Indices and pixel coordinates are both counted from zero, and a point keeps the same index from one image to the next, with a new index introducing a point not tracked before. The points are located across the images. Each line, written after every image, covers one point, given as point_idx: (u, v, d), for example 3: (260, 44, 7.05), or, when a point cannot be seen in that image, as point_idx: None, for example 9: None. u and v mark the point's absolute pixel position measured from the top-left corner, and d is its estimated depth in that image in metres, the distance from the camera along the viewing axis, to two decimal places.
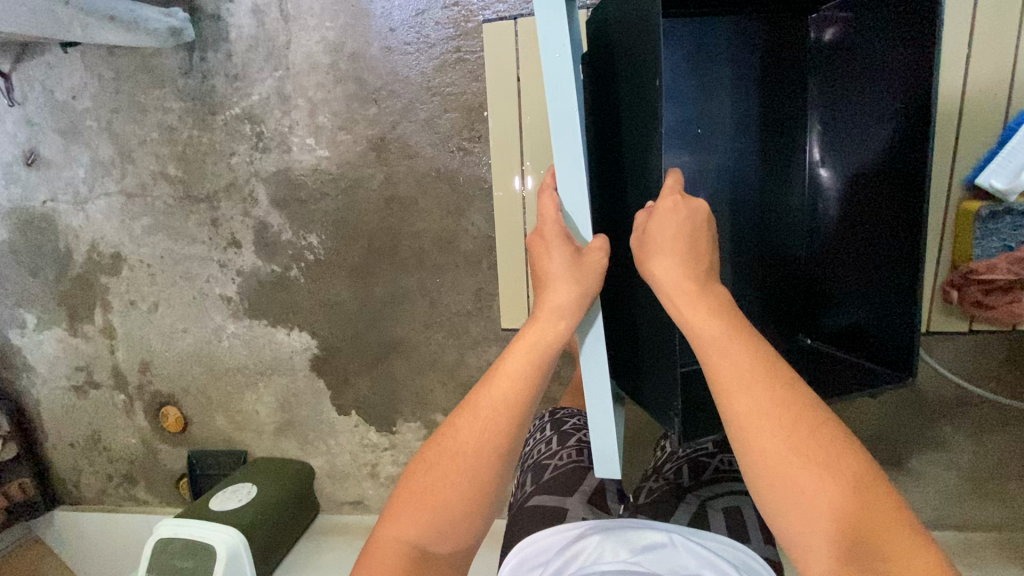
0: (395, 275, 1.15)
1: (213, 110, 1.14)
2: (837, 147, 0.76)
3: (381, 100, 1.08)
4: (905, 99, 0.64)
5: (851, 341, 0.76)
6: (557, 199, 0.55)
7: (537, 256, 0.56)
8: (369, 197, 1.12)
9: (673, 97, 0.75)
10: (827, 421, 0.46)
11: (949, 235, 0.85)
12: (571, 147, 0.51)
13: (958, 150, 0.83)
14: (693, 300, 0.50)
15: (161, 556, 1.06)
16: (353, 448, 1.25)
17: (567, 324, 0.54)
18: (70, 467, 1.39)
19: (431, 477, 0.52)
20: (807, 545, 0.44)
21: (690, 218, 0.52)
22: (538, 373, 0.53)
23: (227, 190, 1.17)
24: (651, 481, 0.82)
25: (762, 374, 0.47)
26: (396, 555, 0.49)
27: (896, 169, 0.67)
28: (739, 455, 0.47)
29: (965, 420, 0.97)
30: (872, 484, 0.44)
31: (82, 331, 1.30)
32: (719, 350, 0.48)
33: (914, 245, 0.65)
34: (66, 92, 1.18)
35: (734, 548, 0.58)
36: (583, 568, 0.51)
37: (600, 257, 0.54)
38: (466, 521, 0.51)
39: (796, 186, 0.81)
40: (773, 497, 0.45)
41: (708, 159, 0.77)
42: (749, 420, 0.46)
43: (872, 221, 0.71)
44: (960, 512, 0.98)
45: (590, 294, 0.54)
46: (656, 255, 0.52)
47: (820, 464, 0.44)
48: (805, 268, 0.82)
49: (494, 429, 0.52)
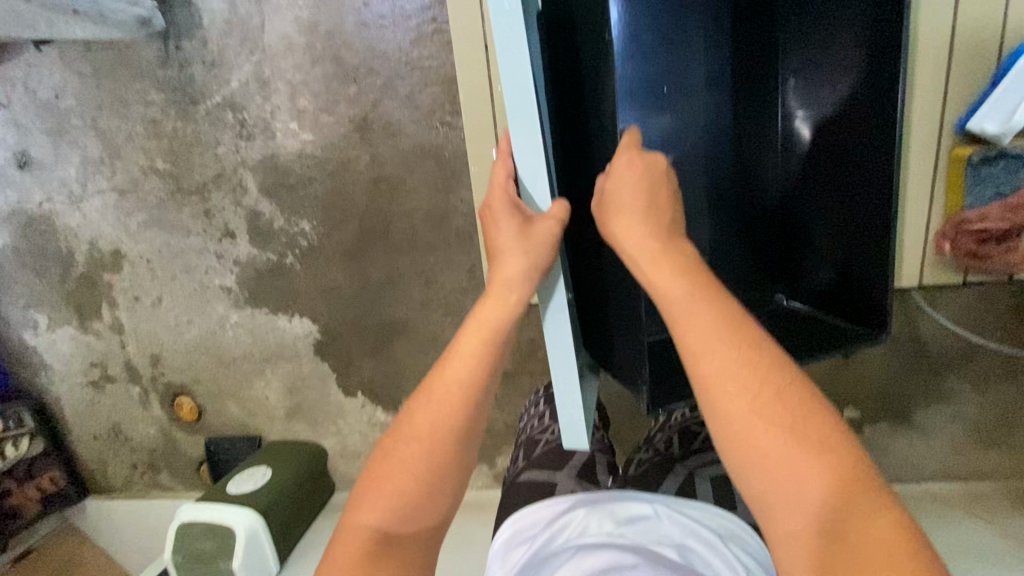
0: (388, 257, 1.15)
1: (194, 100, 1.12)
2: (808, 97, 0.74)
3: (360, 79, 1.05)
4: (877, 47, 0.64)
5: (829, 297, 0.77)
6: (510, 167, 0.55)
7: (487, 229, 0.56)
8: (356, 178, 1.11)
9: (634, 50, 0.70)
10: (795, 381, 0.45)
11: (941, 184, 0.82)
12: (526, 111, 0.49)
13: (947, 95, 0.79)
14: (656, 261, 0.49)
15: (185, 538, 1.11)
16: (362, 427, 1.28)
17: (518, 297, 0.54)
18: (96, 458, 1.44)
19: (388, 464, 0.53)
20: (773, 511, 0.43)
21: (647, 172, 0.51)
22: (490, 349, 0.54)
23: (217, 181, 1.17)
24: (641, 451, 0.82)
25: (729, 334, 0.46)
26: (360, 541, 0.51)
27: (870, 119, 0.67)
28: (706, 420, 0.47)
29: (971, 372, 0.95)
30: (838, 447, 0.43)
31: (93, 328, 1.33)
32: (687, 309, 0.47)
33: (886, 195, 0.66)
34: (48, 91, 1.18)
35: (720, 516, 0.60)
36: (568, 541, 0.54)
37: (551, 226, 0.52)
38: (429, 501, 0.52)
39: (771, 140, 0.78)
40: (739, 463, 0.44)
41: (681, 116, 0.74)
42: (717, 382, 0.45)
43: (845, 174, 0.71)
44: (965, 463, 0.98)
45: (541, 264, 0.53)
46: (617, 216, 0.51)
47: (785, 427, 0.44)
48: (780, 224, 0.81)
49: (449, 412, 0.53)
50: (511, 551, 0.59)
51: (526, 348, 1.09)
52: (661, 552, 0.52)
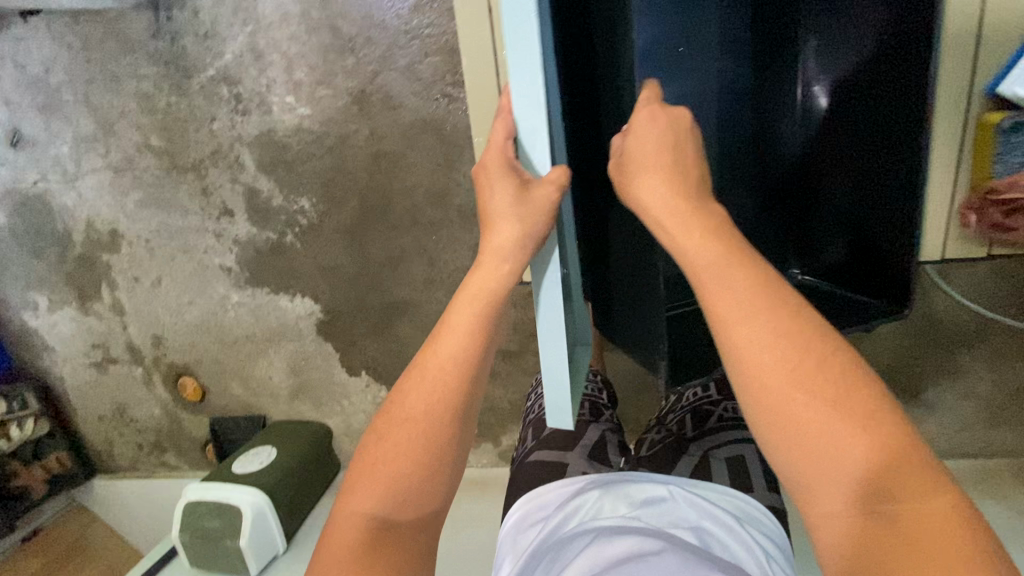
0: (390, 235, 1.12)
1: (187, 73, 1.09)
2: (830, 60, 0.71)
3: (358, 49, 1.01)
4: (905, 9, 0.61)
5: (845, 272, 0.76)
6: (510, 124, 0.51)
7: (481, 191, 0.54)
8: (355, 154, 1.08)
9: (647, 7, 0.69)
10: (837, 351, 0.44)
11: (970, 149, 0.80)
12: (531, 68, 0.46)
13: (977, 56, 0.76)
14: (686, 223, 0.47)
15: (192, 516, 1.11)
16: (366, 407, 1.27)
17: (511, 266, 0.53)
18: (101, 439, 1.44)
19: (383, 447, 0.52)
20: (810, 486, 0.42)
21: (671, 129, 0.50)
22: (484, 322, 0.53)
23: (213, 158, 1.14)
24: (654, 432, 0.83)
25: (765, 303, 0.45)
26: (356, 528, 0.50)
27: (897, 85, 0.64)
28: (738, 392, 0.46)
29: (986, 348, 0.93)
30: (885, 419, 0.42)
31: (93, 309, 1.32)
32: (719, 278, 0.46)
33: (913, 167, 0.63)
34: (37, 66, 1.14)
35: (734, 497, 0.62)
36: (583, 525, 0.56)
37: (549, 193, 0.50)
38: (425, 486, 0.51)
39: (789, 110, 0.76)
40: (774, 437, 0.44)
41: (695, 79, 0.72)
42: (750, 353, 0.44)
43: (868, 143, 0.69)
44: (976, 441, 0.97)
45: (537, 233, 0.51)
46: (639, 175, 0.49)
47: (827, 399, 0.42)
48: (796, 194, 0.80)
49: (443, 392, 0.52)
50: (522, 532, 0.62)
51: (531, 327, 1.08)
52: (679, 534, 0.54)
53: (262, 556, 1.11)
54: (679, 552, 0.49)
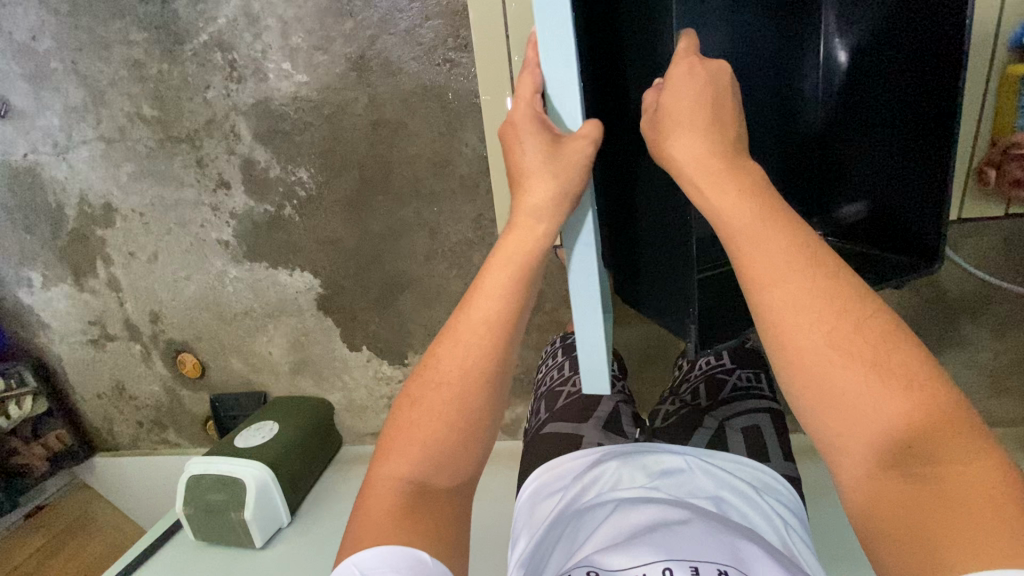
0: (390, 207, 1.11)
1: (179, 39, 1.06)
2: (854, 11, 0.71)
3: (356, 12, 0.98)
4: None
5: (868, 232, 0.77)
6: (538, 77, 0.49)
7: (511, 148, 0.52)
8: (354, 123, 1.05)
9: None
10: (875, 314, 0.43)
11: (990, 104, 0.80)
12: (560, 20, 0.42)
13: (1004, 8, 0.76)
14: (721, 182, 0.47)
15: (196, 490, 1.10)
16: (368, 381, 1.27)
17: (546, 227, 0.52)
18: (101, 416, 1.43)
19: (418, 411, 0.52)
20: (843, 447, 0.43)
21: (710, 83, 0.49)
22: (520, 284, 0.52)
23: (208, 128, 1.11)
24: (668, 403, 0.84)
25: (801, 264, 0.45)
26: (392, 492, 0.49)
27: (926, 34, 0.63)
28: (772, 357, 0.46)
29: (991, 316, 0.93)
30: (926, 383, 0.41)
31: (88, 285, 1.30)
32: (753, 239, 0.46)
33: (944, 120, 0.63)
34: (24, 32, 1.10)
35: (754, 468, 0.62)
36: (602, 496, 0.56)
37: (584, 147, 0.48)
38: (461, 451, 0.51)
39: (810, 66, 0.76)
40: (807, 400, 0.44)
41: (714, 33, 0.71)
42: (786, 315, 0.44)
43: (894, 95, 0.69)
44: (979, 410, 0.98)
45: (572, 190, 0.50)
46: (673, 131, 0.48)
47: (865, 362, 0.42)
48: (819, 151, 0.80)
49: (479, 355, 0.51)
50: (540, 501, 0.62)
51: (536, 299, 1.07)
52: (700, 504, 0.54)
53: (267, 528, 1.10)
54: (705, 521, 0.49)
